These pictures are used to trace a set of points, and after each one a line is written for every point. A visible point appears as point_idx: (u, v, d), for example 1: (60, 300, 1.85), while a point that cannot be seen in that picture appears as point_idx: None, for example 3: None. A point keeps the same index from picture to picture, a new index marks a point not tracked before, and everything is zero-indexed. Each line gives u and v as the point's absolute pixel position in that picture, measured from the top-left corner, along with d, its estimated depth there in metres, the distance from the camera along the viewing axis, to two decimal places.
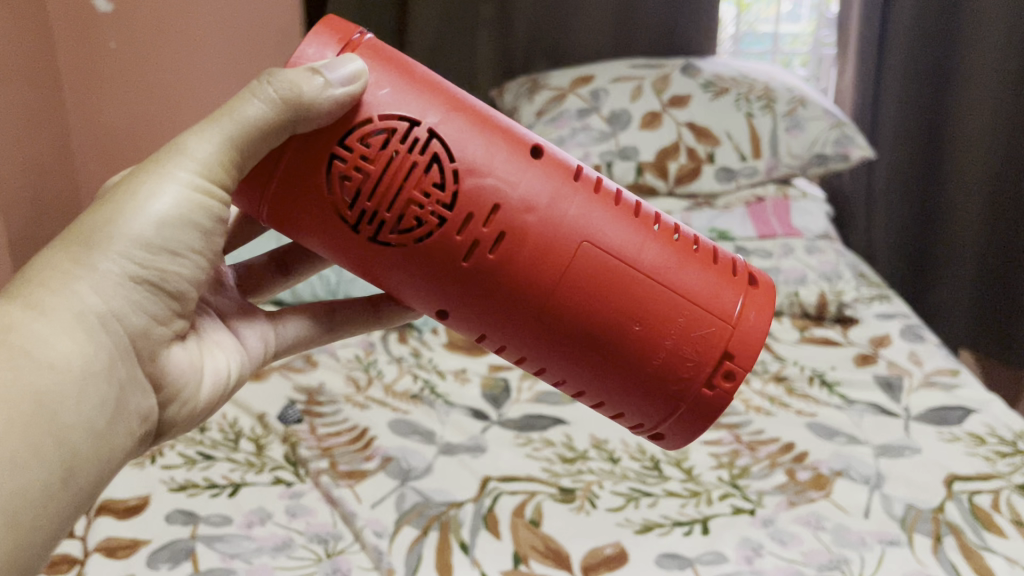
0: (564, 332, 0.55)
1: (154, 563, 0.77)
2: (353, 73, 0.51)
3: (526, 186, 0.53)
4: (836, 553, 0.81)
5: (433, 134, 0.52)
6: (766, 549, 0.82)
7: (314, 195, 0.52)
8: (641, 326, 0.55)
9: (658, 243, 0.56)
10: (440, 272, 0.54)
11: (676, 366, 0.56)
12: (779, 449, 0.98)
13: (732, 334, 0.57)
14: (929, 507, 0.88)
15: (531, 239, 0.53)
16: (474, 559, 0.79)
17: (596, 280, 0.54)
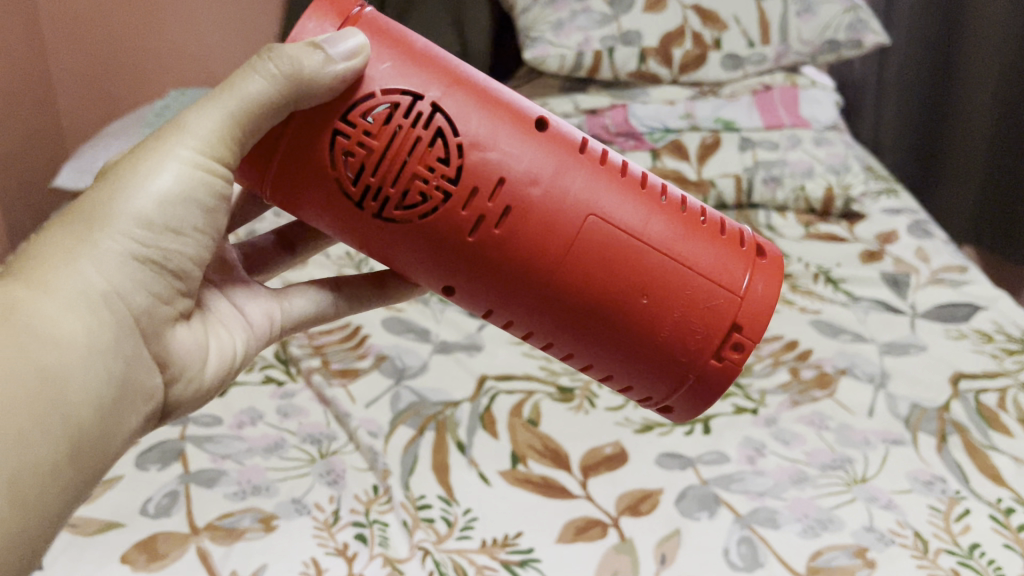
0: (569, 307, 0.51)
1: (144, 465, 0.75)
2: (355, 47, 0.46)
3: (531, 158, 0.49)
4: (839, 453, 0.80)
5: (436, 108, 0.47)
6: (769, 448, 0.81)
7: (315, 169, 0.48)
8: (648, 297, 0.51)
9: (665, 214, 0.51)
10: (444, 249, 0.49)
11: (683, 339, 0.52)
12: (782, 347, 0.96)
13: (740, 305, 0.52)
14: (936, 406, 0.86)
15: (536, 214, 0.49)
16: (471, 459, 0.77)
17: (602, 254, 0.50)
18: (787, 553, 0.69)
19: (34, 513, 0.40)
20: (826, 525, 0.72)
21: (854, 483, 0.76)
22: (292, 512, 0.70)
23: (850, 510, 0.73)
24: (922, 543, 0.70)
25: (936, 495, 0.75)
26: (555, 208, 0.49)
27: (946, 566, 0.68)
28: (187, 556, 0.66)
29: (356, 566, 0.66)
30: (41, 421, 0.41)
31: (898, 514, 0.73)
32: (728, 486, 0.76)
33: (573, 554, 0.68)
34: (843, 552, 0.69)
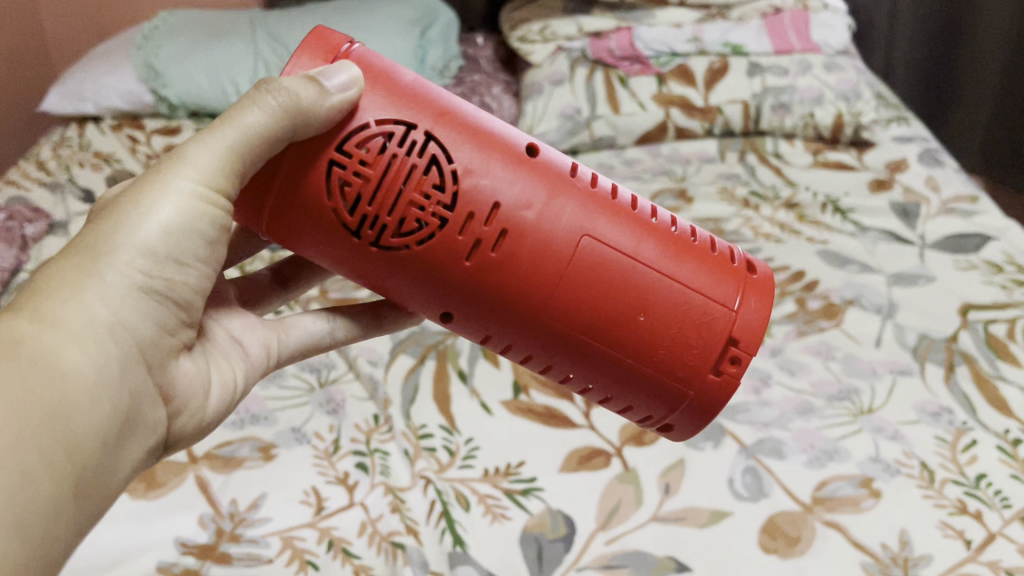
0: (560, 329, 0.45)
1: None
2: (348, 81, 0.41)
3: (525, 181, 0.43)
4: (846, 383, 0.79)
5: (430, 136, 0.42)
6: (774, 379, 0.79)
7: (309, 197, 0.42)
8: (646, 315, 0.45)
9: (658, 233, 0.46)
10: (436, 277, 0.44)
11: (683, 357, 0.45)
12: (788, 278, 0.94)
13: (737, 321, 0.46)
14: (944, 336, 0.85)
15: (531, 238, 0.43)
16: (473, 388, 0.76)
17: (595, 275, 0.44)
18: (793, 484, 0.68)
19: (40, 554, 0.35)
20: (832, 456, 0.71)
21: (861, 414, 0.76)
22: (292, 441, 0.69)
23: (856, 441, 0.72)
24: (928, 473, 0.69)
25: (942, 426, 0.74)
26: (541, 226, 0.43)
27: (952, 497, 0.67)
28: (186, 484, 0.65)
29: (358, 495, 0.65)
30: (48, 452, 0.35)
31: (905, 444, 0.72)
32: (733, 417, 0.75)
33: (576, 483, 0.67)
34: (848, 482, 0.68)
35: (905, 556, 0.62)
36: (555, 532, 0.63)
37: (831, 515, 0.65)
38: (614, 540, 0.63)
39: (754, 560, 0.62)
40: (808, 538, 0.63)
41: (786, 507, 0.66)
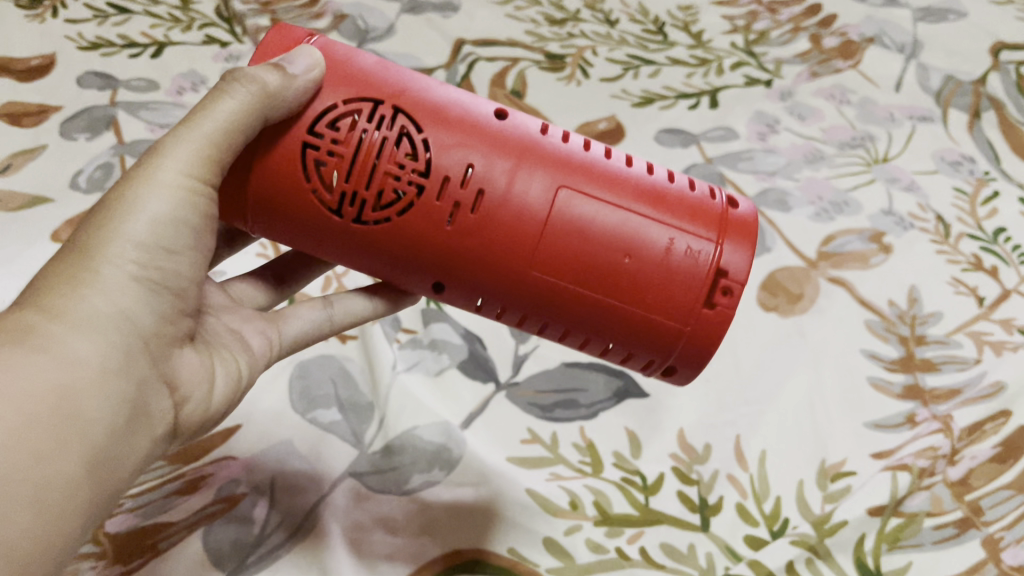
0: (540, 287, 0.38)
1: (69, 135, 0.63)
2: (310, 61, 0.37)
3: (496, 141, 0.37)
4: (860, 130, 0.72)
5: (398, 109, 0.37)
6: (782, 126, 0.72)
7: (284, 177, 0.36)
8: (631, 259, 0.37)
9: (633, 179, 0.39)
10: (414, 248, 0.38)
11: (669, 299, 0.38)
12: (803, 12, 0.83)
13: (720, 254, 0.38)
14: (971, 79, 0.76)
15: (508, 197, 0.37)
16: None
17: (574, 229, 0.37)
18: (798, 239, 0.63)
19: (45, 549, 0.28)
20: (841, 209, 0.65)
21: (875, 163, 0.69)
22: None
23: (869, 192, 0.66)
24: (943, 228, 0.64)
25: (962, 177, 0.68)
26: (506, 186, 0.37)
27: (967, 253, 0.62)
28: None
29: None
30: (60, 436, 0.29)
31: (920, 196, 0.66)
32: (735, 167, 0.68)
33: None
34: (857, 237, 0.63)
35: (913, 315, 0.58)
36: None
37: (837, 272, 0.60)
38: None
39: (754, 318, 0.57)
40: (811, 295, 0.59)
41: (790, 264, 0.61)
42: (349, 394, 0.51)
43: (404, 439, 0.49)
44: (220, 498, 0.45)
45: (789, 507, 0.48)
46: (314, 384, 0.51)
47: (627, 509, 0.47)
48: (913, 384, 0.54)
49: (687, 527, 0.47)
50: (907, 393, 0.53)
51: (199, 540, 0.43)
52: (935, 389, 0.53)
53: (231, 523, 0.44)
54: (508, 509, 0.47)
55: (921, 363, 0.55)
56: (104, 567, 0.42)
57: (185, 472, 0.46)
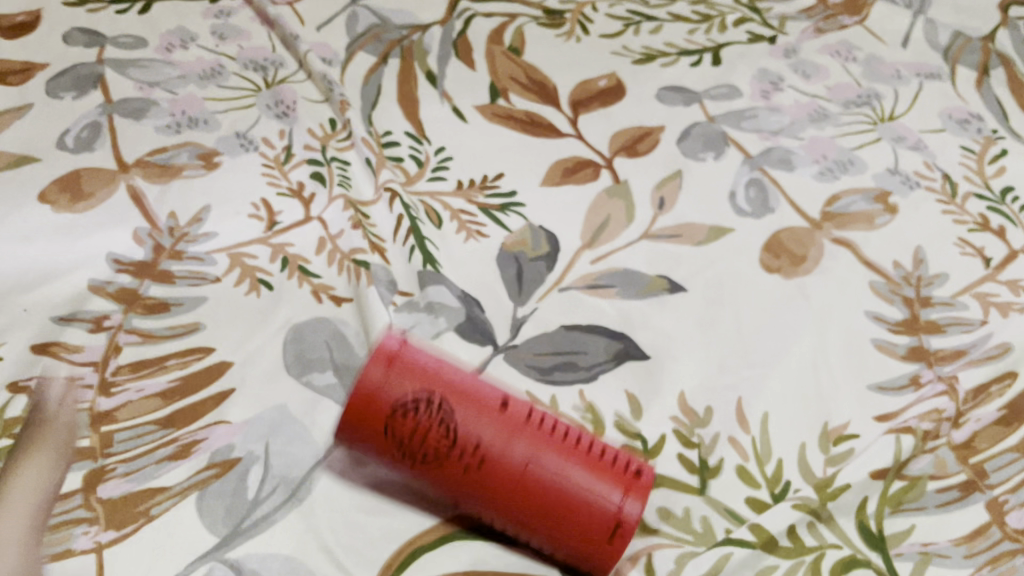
0: (468, 501, 0.42)
1: (55, 93, 0.62)
2: (179, 321, 0.50)
3: (456, 415, 0.42)
4: (866, 88, 0.70)
5: (405, 386, 0.42)
6: (786, 83, 0.70)
7: (370, 420, 0.42)
8: (529, 503, 0.41)
9: (559, 447, 0.42)
10: (386, 449, 0.42)
11: (582, 558, 0.42)
12: None
13: (623, 507, 0.41)
14: (980, 35, 0.75)
15: (451, 443, 0.42)
16: (444, 93, 0.67)
17: (506, 471, 0.41)
18: (801, 199, 0.61)
19: None
20: (845, 168, 0.64)
21: (881, 121, 0.67)
22: (244, 153, 0.61)
23: (874, 151, 0.65)
24: (950, 188, 0.62)
25: (970, 136, 0.67)
26: (469, 435, 0.42)
27: (974, 213, 0.61)
28: (118, 196, 0.56)
29: (314, 210, 0.58)
30: None
31: (927, 155, 0.65)
32: (738, 125, 0.67)
33: (560, 198, 0.61)
34: (862, 197, 0.62)
35: (919, 276, 0.57)
36: (536, 250, 0.58)
37: (842, 232, 0.59)
38: (601, 260, 0.57)
39: (756, 281, 0.56)
40: (814, 257, 0.58)
41: (793, 224, 0.60)
42: (344, 358, 0.50)
43: None
44: (214, 462, 0.44)
45: (791, 470, 0.47)
46: (308, 347, 0.50)
47: None
48: (918, 346, 0.53)
49: (687, 491, 0.46)
50: (911, 354, 0.52)
51: (192, 505, 0.42)
52: (940, 350, 0.52)
53: (225, 488, 0.43)
54: None
55: (925, 324, 0.54)
56: (97, 532, 0.41)
57: (177, 437, 0.45)
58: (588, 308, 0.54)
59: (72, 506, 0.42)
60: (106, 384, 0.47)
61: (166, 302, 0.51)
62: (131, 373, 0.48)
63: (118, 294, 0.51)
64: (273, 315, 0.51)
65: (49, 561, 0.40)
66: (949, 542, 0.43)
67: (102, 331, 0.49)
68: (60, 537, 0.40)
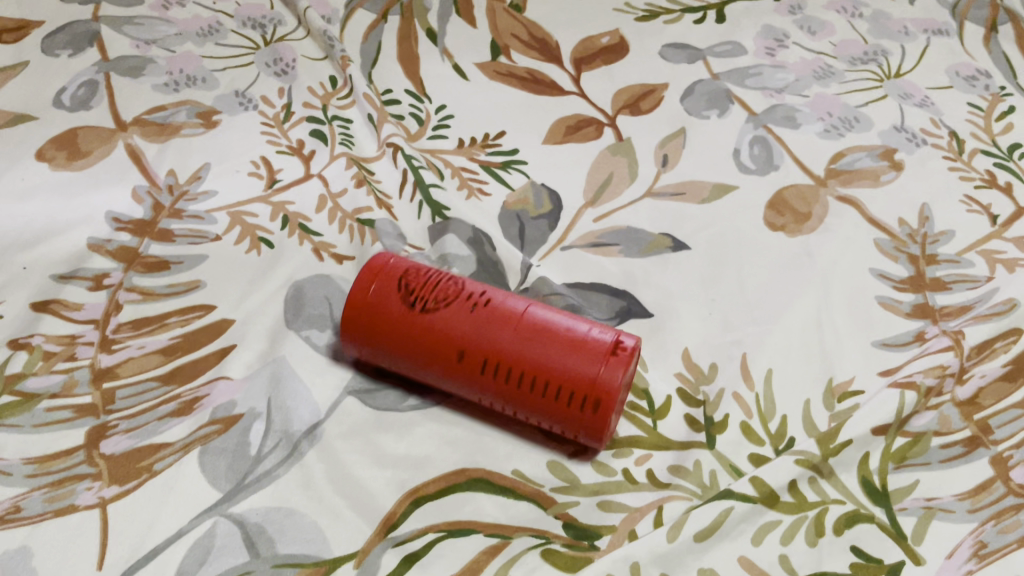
0: (470, 378, 0.44)
1: (51, 51, 0.61)
2: (180, 281, 0.50)
3: (449, 299, 0.46)
4: (872, 45, 0.69)
5: (406, 262, 0.48)
6: (791, 40, 0.70)
7: (361, 320, 0.46)
8: (514, 366, 0.43)
9: (544, 320, 0.45)
10: (397, 347, 0.45)
11: (562, 400, 0.43)
12: None
13: (600, 374, 0.42)
14: None
15: (443, 324, 0.45)
16: (445, 51, 0.67)
17: (491, 341, 0.44)
18: (806, 155, 0.61)
19: None
20: (851, 125, 0.63)
21: (887, 78, 0.67)
22: (243, 111, 0.60)
23: (880, 108, 0.64)
24: (957, 144, 0.62)
25: (977, 93, 0.66)
26: (459, 314, 0.45)
27: (980, 169, 0.60)
28: (116, 155, 0.56)
29: (315, 167, 0.58)
30: None
31: (933, 112, 0.64)
32: (742, 83, 0.66)
33: (563, 156, 0.61)
34: (867, 154, 0.61)
35: (924, 233, 0.56)
36: (539, 209, 0.57)
37: (846, 189, 0.59)
38: (604, 218, 0.57)
39: (760, 238, 0.56)
40: (819, 214, 0.57)
41: (797, 181, 0.59)
42: None
43: None
44: (216, 418, 0.44)
45: (794, 426, 0.46)
46: (308, 304, 0.50)
47: (633, 432, 0.46)
48: (923, 303, 0.52)
49: (692, 446, 0.46)
50: (916, 311, 0.52)
51: (195, 460, 0.42)
52: (946, 307, 0.52)
53: (227, 443, 0.43)
54: (510, 426, 0.46)
55: (931, 282, 0.53)
56: (100, 487, 0.41)
57: (179, 394, 0.45)
58: (591, 266, 0.54)
59: (75, 462, 0.42)
60: (107, 341, 0.47)
61: (166, 261, 0.51)
62: (132, 330, 0.47)
63: (117, 253, 0.51)
64: (274, 273, 0.51)
65: (52, 516, 0.39)
66: (952, 497, 0.42)
67: (102, 289, 0.49)
68: (64, 493, 0.40)
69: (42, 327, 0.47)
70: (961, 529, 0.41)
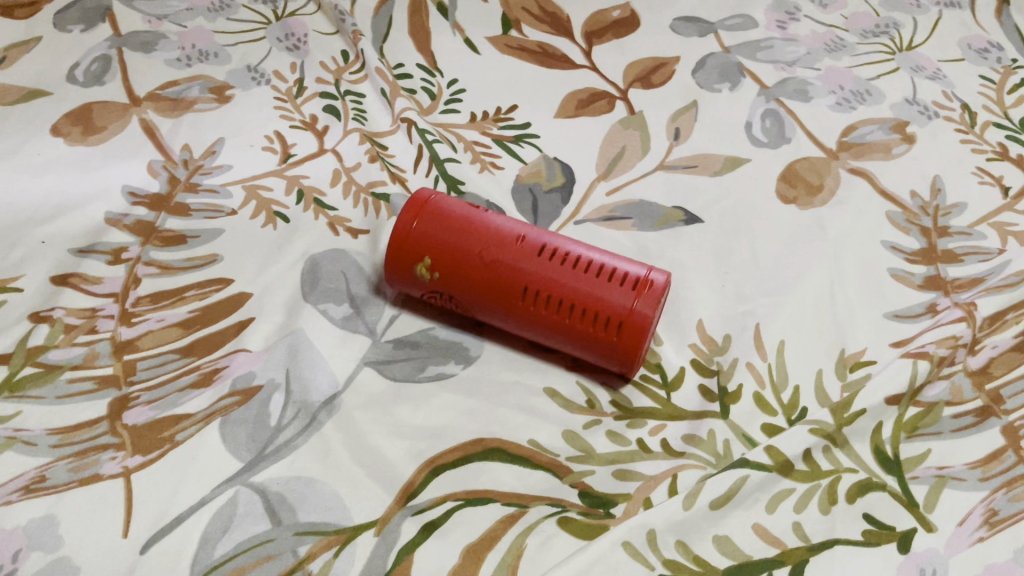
0: (507, 309, 0.47)
1: (63, 26, 0.61)
2: (197, 256, 0.50)
3: (487, 233, 0.48)
4: (884, 18, 0.69)
5: (445, 200, 0.50)
6: (803, 14, 0.70)
7: (403, 254, 0.48)
8: (550, 298, 0.46)
9: (578, 256, 0.47)
10: (437, 280, 0.48)
11: (595, 331, 0.45)
12: None
13: (633, 309, 0.44)
14: None
15: (480, 259, 0.47)
16: (455, 25, 0.67)
17: (527, 275, 0.46)
18: (818, 128, 0.61)
19: None
20: (862, 98, 0.63)
21: (899, 51, 0.66)
22: (254, 86, 0.60)
23: (892, 80, 0.64)
24: (969, 117, 0.62)
25: (989, 65, 0.66)
26: (496, 250, 0.47)
27: (992, 142, 0.60)
28: (130, 129, 0.56)
29: (328, 141, 0.58)
30: None
31: (945, 84, 0.64)
32: (754, 56, 0.66)
33: (575, 130, 0.61)
34: (879, 127, 0.61)
35: (936, 206, 0.56)
36: (551, 182, 0.57)
37: (858, 162, 0.59)
38: (616, 191, 0.57)
39: (772, 211, 0.56)
40: (831, 186, 0.57)
41: (809, 154, 0.59)
42: (360, 289, 0.51)
43: (420, 336, 0.49)
44: (236, 390, 0.45)
45: (807, 397, 0.47)
46: (325, 277, 0.51)
47: (648, 403, 0.47)
48: (935, 275, 0.52)
49: (706, 416, 0.46)
50: (928, 283, 0.52)
51: (216, 430, 0.43)
52: (957, 279, 0.52)
53: (248, 413, 0.44)
54: (525, 396, 0.47)
55: (943, 254, 0.54)
56: (124, 457, 0.41)
57: (198, 366, 0.46)
58: (604, 239, 0.54)
59: (98, 433, 0.42)
60: (127, 315, 0.47)
61: (182, 235, 0.51)
62: (150, 304, 0.48)
63: (134, 227, 0.51)
64: (290, 246, 0.52)
65: (77, 485, 0.40)
66: (964, 466, 0.43)
67: (120, 263, 0.49)
68: (88, 463, 0.41)
69: (62, 300, 0.47)
70: (973, 497, 0.41)
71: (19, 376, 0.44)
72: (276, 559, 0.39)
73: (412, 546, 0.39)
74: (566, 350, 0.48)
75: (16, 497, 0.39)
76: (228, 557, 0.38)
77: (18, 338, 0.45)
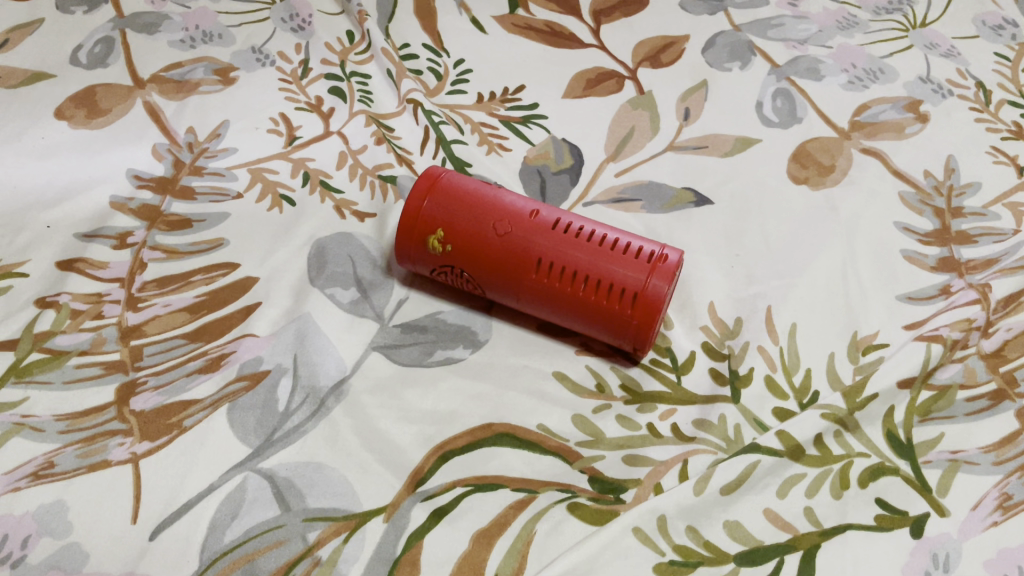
0: (518, 285, 0.46)
1: (65, 7, 0.60)
2: (203, 240, 0.50)
3: (500, 209, 0.47)
4: None
5: (458, 176, 0.49)
6: None
7: (414, 227, 0.47)
8: (563, 273, 0.45)
9: (591, 233, 0.46)
10: (448, 255, 0.47)
11: (609, 306, 0.44)
12: None
13: (647, 284, 0.44)
14: None
15: (493, 234, 0.46)
16: (462, 3, 0.66)
17: (540, 250, 0.46)
18: (830, 107, 0.60)
19: None
20: (875, 76, 0.62)
21: (913, 28, 0.65)
22: (259, 67, 0.60)
23: (906, 58, 0.63)
24: (983, 95, 0.61)
25: (1004, 42, 0.65)
26: (509, 224, 0.46)
27: (1007, 121, 0.59)
28: (134, 112, 0.56)
29: (334, 124, 0.57)
30: None
31: (959, 62, 0.63)
32: (764, 34, 0.65)
33: (583, 110, 0.60)
34: (892, 106, 0.60)
35: (950, 186, 0.56)
36: (560, 164, 0.57)
37: (871, 142, 0.58)
38: (626, 172, 0.56)
39: (783, 191, 0.55)
40: (843, 167, 0.57)
41: (821, 134, 0.58)
42: (367, 273, 0.51)
43: (428, 320, 0.49)
44: (244, 375, 0.44)
45: (819, 380, 0.46)
46: (332, 261, 0.50)
47: (658, 387, 0.46)
48: (949, 257, 0.52)
49: (717, 400, 0.46)
50: (941, 265, 0.51)
51: (224, 416, 0.43)
52: (971, 260, 0.51)
53: (256, 399, 0.43)
54: (534, 380, 0.46)
55: (956, 235, 0.53)
56: (131, 443, 0.41)
57: (205, 351, 0.45)
58: (613, 221, 0.53)
59: (106, 419, 0.42)
60: (133, 300, 0.47)
61: (188, 219, 0.51)
62: (157, 288, 0.47)
63: (140, 211, 0.51)
64: (296, 230, 0.51)
65: (85, 472, 0.40)
66: (978, 450, 0.42)
67: (126, 248, 0.49)
68: (96, 449, 0.41)
69: (67, 285, 0.47)
70: (986, 480, 0.41)
71: (26, 362, 0.43)
72: (285, 545, 0.38)
73: (422, 532, 0.39)
74: (577, 329, 0.47)
75: (24, 484, 0.39)
76: (237, 543, 0.38)
77: (25, 324, 0.45)
